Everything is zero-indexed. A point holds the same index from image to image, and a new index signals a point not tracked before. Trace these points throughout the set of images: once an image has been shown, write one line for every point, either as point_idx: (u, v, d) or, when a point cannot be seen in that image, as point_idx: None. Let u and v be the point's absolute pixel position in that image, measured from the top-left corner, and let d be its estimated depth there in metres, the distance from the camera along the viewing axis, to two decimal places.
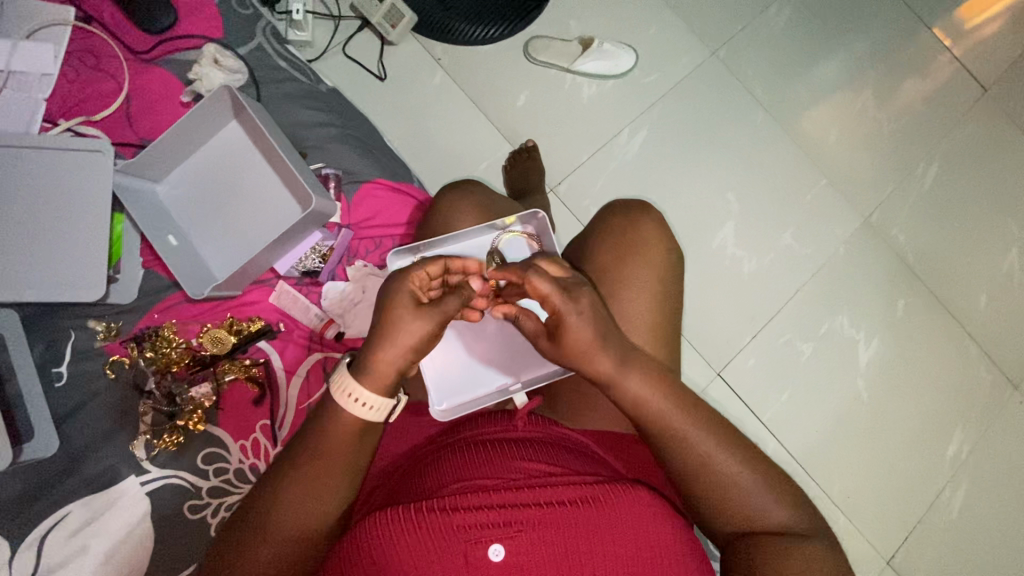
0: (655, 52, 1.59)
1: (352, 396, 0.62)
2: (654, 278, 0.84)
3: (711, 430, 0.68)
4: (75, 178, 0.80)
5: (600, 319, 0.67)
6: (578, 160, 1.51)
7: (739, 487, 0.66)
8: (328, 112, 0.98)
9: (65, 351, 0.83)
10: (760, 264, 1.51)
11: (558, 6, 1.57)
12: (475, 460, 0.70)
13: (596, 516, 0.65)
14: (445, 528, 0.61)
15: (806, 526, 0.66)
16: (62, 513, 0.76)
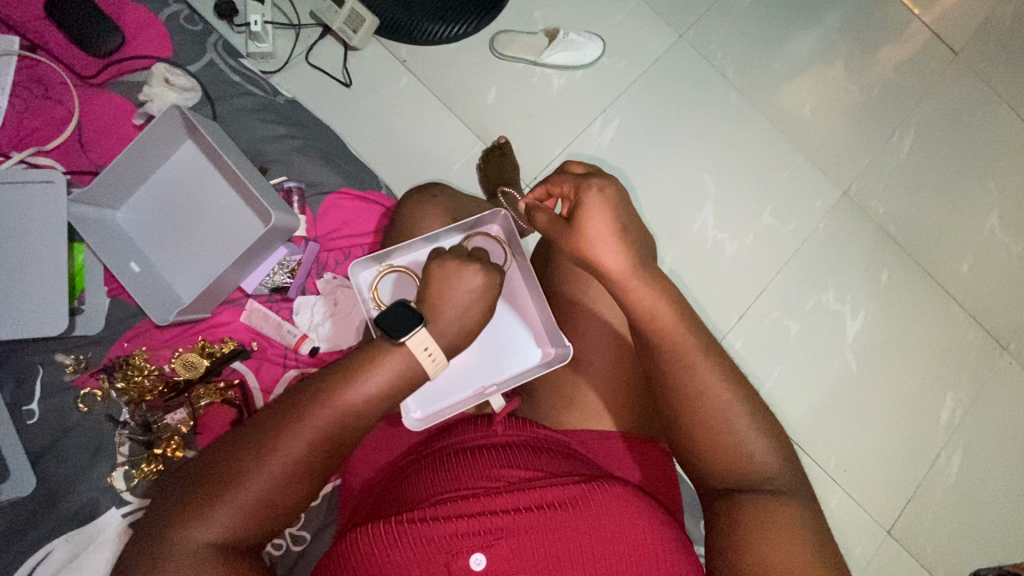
0: (623, 39, 1.57)
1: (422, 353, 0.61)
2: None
3: (705, 346, 0.68)
4: (29, 210, 0.78)
5: (622, 203, 0.70)
6: (553, 153, 1.50)
7: (729, 427, 0.65)
8: (288, 125, 0.96)
9: (35, 387, 0.81)
10: (742, 245, 1.51)
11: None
12: (454, 467, 0.70)
13: (574, 517, 0.64)
14: (424, 542, 0.61)
15: (785, 477, 0.65)
16: (47, 549, 0.75)
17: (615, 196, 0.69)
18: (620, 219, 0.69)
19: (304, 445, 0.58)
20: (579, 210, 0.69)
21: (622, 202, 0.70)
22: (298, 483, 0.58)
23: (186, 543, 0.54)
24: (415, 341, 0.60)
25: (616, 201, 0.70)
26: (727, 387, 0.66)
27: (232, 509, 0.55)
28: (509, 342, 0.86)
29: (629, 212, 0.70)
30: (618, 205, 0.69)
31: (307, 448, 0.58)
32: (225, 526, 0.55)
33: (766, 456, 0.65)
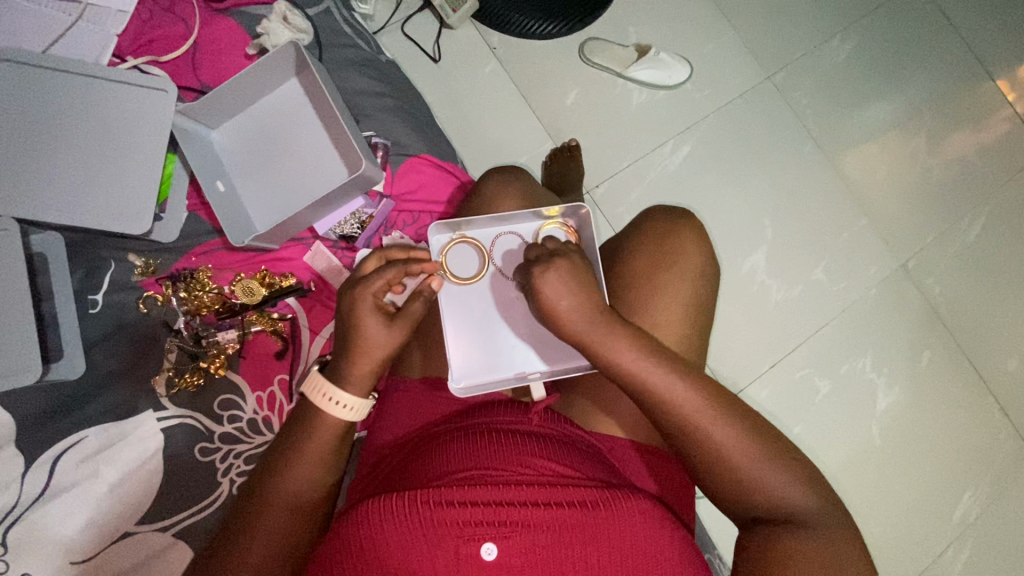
0: (711, 71, 1.57)
1: (329, 398, 0.67)
2: (691, 287, 0.81)
3: (694, 389, 0.64)
4: (139, 114, 0.82)
5: (580, 276, 0.66)
6: (619, 166, 1.50)
7: (753, 471, 0.62)
8: (384, 84, 0.99)
9: (104, 280, 0.85)
10: (789, 296, 1.49)
11: (619, 11, 1.57)
12: (478, 449, 0.69)
13: (592, 522, 0.64)
14: (439, 522, 0.62)
15: (813, 505, 0.62)
16: (79, 437, 0.77)
17: (565, 267, 0.65)
18: (578, 294, 0.65)
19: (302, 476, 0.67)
20: (537, 291, 0.65)
21: (578, 272, 0.66)
22: (303, 511, 0.67)
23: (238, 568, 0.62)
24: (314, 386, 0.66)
25: (573, 271, 0.66)
26: (733, 441, 0.63)
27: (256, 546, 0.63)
28: (559, 338, 0.85)
29: (585, 291, 0.65)
30: (576, 280, 0.65)
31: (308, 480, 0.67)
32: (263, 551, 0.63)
33: (789, 486, 0.62)
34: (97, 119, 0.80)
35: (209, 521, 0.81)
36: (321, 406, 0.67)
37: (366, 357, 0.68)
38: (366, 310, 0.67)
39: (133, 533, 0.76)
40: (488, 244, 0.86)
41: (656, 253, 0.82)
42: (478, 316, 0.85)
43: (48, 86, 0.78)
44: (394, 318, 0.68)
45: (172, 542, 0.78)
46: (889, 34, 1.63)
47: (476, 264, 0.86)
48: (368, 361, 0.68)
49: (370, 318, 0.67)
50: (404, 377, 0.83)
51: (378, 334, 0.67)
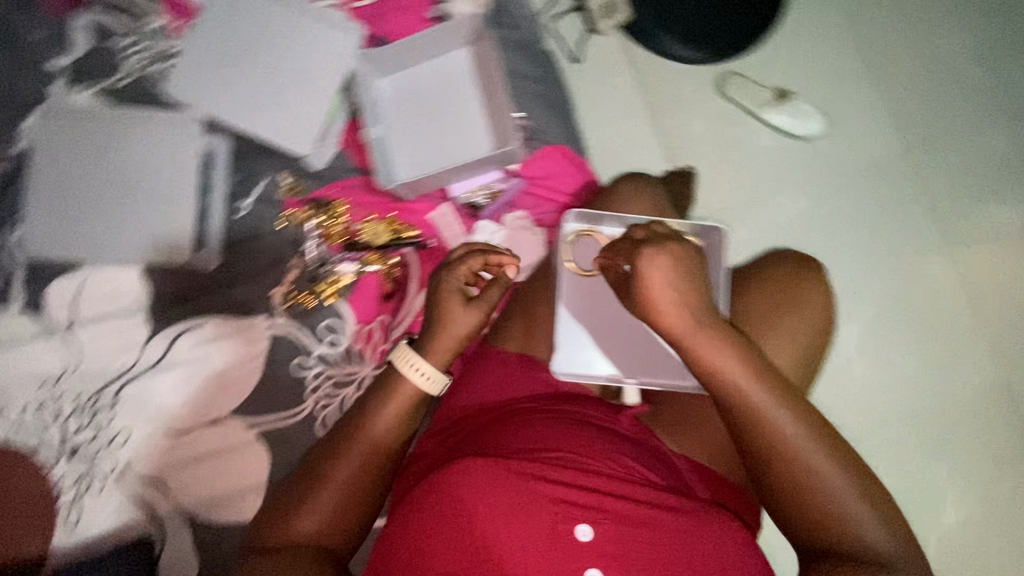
0: (846, 132, 1.51)
1: (414, 366, 0.74)
2: (808, 330, 0.80)
3: (781, 400, 0.63)
4: (324, 50, 0.92)
5: (688, 269, 0.63)
6: (727, 205, 1.47)
7: (838, 501, 0.61)
8: (538, 71, 1.00)
9: (255, 189, 0.91)
10: (871, 377, 1.40)
11: (766, 56, 1.55)
12: (569, 433, 0.72)
13: (683, 527, 0.67)
14: (538, 494, 0.67)
15: (892, 543, 0.61)
16: (197, 323, 0.88)
17: (673, 253, 0.63)
18: (682, 287, 0.63)
19: (361, 462, 0.72)
20: (641, 275, 0.62)
21: (688, 264, 0.63)
22: (359, 496, 0.72)
23: (295, 531, 0.69)
24: (401, 355, 0.75)
25: (684, 260, 0.63)
26: (821, 462, 0.62)
27: (314, 517, 0.69)
28: (657, 352, 0.84)
29: (690, 284, 0.63)
30: (683, 273, 0.63)
31: (365, 468, 0.72)
32: (315, 522, 0.69)
33: (870, 521, 0.61)
34: (294, 46, 0.92)
35: (287, 430, 0.87)
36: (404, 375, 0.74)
37: (448, 334, 0.76)
38: (449, 290, 0.76)
39: (223, 422, 0.87)
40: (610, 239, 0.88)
41: (778, 290, 0.81)
42: (587, 311, 0.86)
43: (265, 19, 0.93)
44: (471, 299, 0.77)
45: (253, 440, 0.87)
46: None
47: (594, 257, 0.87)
48: (451, 340, 0.76)
49: (449, 295, 0.76)
50: (500, 348, 0.85)
51: (460, 314, 0.76)
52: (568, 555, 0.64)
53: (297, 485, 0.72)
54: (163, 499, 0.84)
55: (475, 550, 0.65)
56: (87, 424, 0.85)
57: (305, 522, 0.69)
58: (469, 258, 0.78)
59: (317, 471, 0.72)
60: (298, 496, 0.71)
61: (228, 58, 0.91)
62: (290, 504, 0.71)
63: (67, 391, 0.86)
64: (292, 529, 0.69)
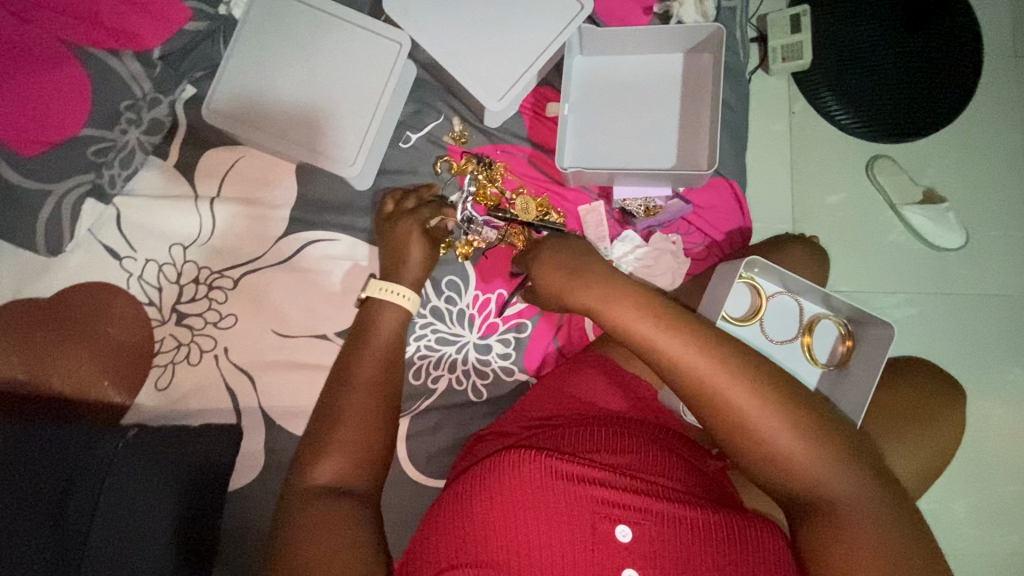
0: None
1: (387, 289, 0.74)
2: (946, 449, 0.77)
3: (713, 356, 0.57)
4: (549, 13, 0.85)
5: (574, 252, 0.68)
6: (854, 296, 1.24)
7: (794, 453, 0.55)
8: (737, 99, 0.94)
9: (425, 125, 0.92)
10: (978, 552, 1.13)
11: (955, 146, 1.27)
12: (607, 435, 0.74)
13: (728, 542, 0.64)
14: (574, 493, 0.67)
15: (858, 482, 0.54)
16: (334, 237, 0.88)
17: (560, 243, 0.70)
18: (573, 268, 0.66)
19: (369, 390, 0.66)
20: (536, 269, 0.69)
21: (566, 250, 0.69)
22: (376, 424, 0.64)
23: (319, 471, 0.61)
24: (373, 284, 0.75)
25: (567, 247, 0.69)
26: (761, 405, 0.55)
27: (336, 457, 0.61)
28: None
29: (580, 264, 0.66)
30: (571, 256, 0.68)
31: (374, 394, 0.66)
32: (339, 460, 0.61)
33: (828, 465, 0.55)
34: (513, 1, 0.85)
35: None
36: (382, 302, 0.73)
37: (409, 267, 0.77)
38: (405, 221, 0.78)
39: (327, 339, 0.86)
40: (768, 295, 0.85)
41: (923, 401, 0.78)
42: None
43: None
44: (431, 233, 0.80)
45: None
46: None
47: (746, 307, 0.86)
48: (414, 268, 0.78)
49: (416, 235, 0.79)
50: (602, 356, 0.88)
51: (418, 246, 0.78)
52: (607, 553, 0.65)
53: (309, 432, 0.64)
54: (247, 392, 0.85)
55: (509, 532, 0.66)
56: (201, 297, 0.85)
57: (327, 462, 0.61)
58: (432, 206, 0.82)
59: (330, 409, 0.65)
60: (312, 439, 0.63)
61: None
62: (305, 452, 0.62)
63: (191, 261, 0.86)
64: (316, 476, 0.60)
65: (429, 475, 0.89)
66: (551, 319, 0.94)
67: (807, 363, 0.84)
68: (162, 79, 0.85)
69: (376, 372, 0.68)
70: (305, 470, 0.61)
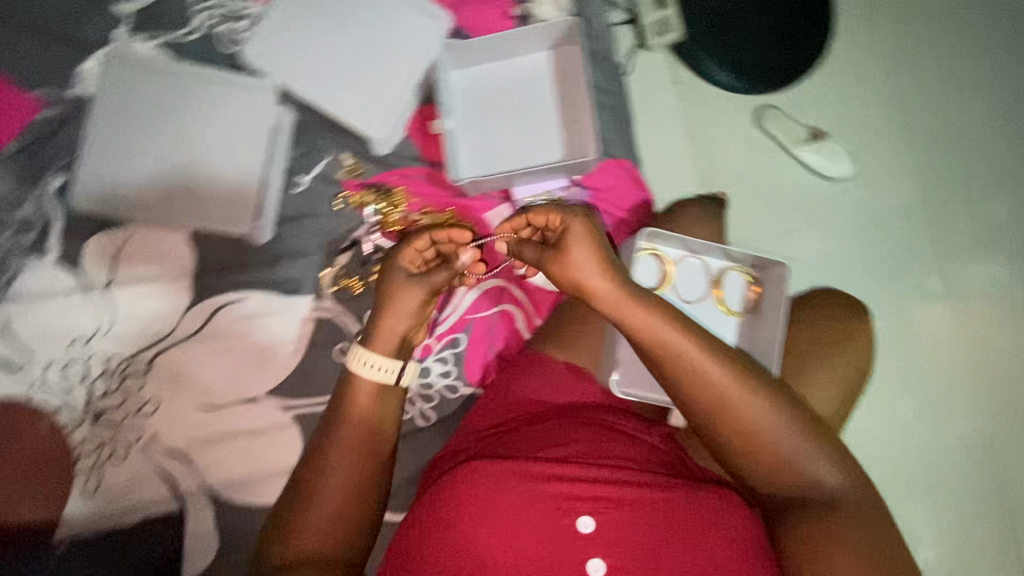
0: (910, 171, 1.33)
1: (366, 361, 0.71)
2: (854, 375, 0.82)
3: (731, 371, 0.66)
4: (410, 39, 0.91)
5: (602, 243, 0.70)
6: (762, 234, 1.32)
7: (789, 451, 0.65)
8: (612, 82, 0.99)
9: (314, 165, 0.89)
10: (919, 441, 1.21)
11: (822, 85, 1.37)
12: (563, 427, 0.75)
13: (681, 512, 0.67)
14: (539, 492, 0.68)
15: (842, 480, 0.65)
16: (243, 297, 0.86)
17: (586, 233, 0.69)
18: (597, 253, 0.68)
19: (349, 463, 0.69)
20: (565, 244, 0.69)
21: (595, 236, 0.70)
22: (356, 493, 0.69)
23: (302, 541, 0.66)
24: (354, 356, 0.72)
25: (588, 232, 0.70)
26: (768, 411, 0.65)
27: (314, 530, 0.66)
28: None
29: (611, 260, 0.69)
30: (596, 241, 0.69)
31: (352, 471, 0.69)
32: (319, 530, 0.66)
33: (819, 463, 0.65)
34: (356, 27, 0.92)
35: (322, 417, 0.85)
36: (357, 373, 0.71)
37: (396, 321, 0.73)
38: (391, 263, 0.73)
39: (257, 402, 0.84)
40: (673, 260, 0.88)
41: (829, 328, 0.83)
42: None
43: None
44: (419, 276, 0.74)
45: (287, 424, 0.84)
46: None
47: (655, 276, 0.88)
48: (396, 323, 0.73)
49: (403, 284, 0.72)
50: (540, 352, 0.86)
51: (405, 294, 0.73)
52: (572, 546, 0.66)
53: (292, 494, 0.69)
54: (185, 474, 0.81)
55: (475, 545, 0.67)
56: (115, 389, 0.81)
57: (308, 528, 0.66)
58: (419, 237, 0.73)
59: (311, 479, 0.68)
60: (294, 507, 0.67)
61: (287, 33, 0.89)
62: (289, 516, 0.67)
63: (97, 354, 0.82)
64: (291, 549, 0.65)
65: (395, 510, 0.89)
66: (484, 326, 0.95)
67: (722, 315, 0.88)
68: (22, 176, 0.83)
69: (359, 442, 0.70)
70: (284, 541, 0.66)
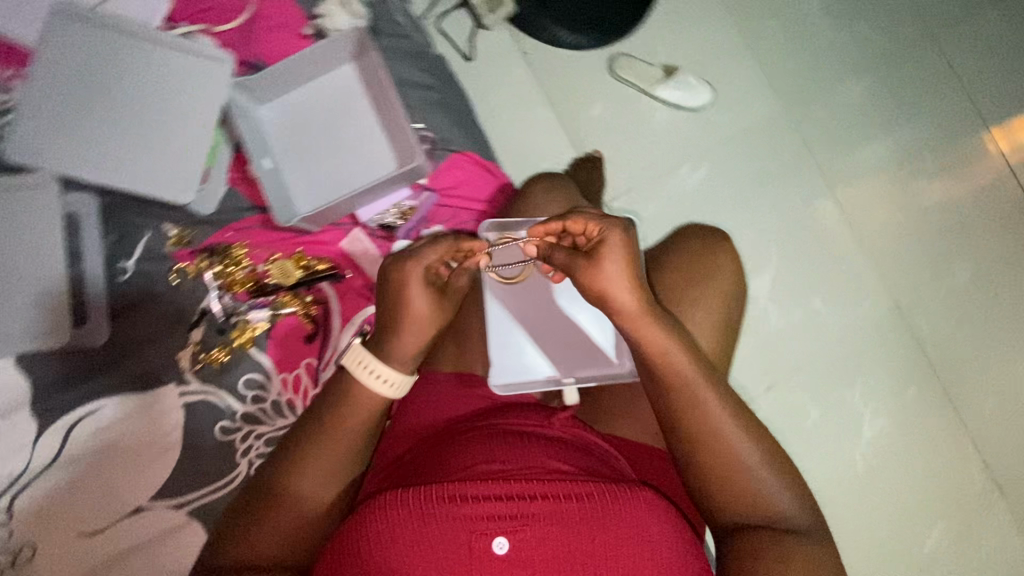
0: (750, 81, 1.40)
1: (368, 369, 0.68)
2: (723, 307, 0.83)
3: (729, 406, 0.66)
4: (190, 83, 0.82)
5: (637, 257, 0.68)
6: (637, 178, 1.34)
7: (749, 476, 0.64)
8: (431, 75, 0.97)
9: (136, 247, 0.82)
10: (809, 322, 1.32)
11: (655, 25, 1.41)
12: (490, 444, 0.70)
13: (600, 516, 0.63)
14: (450, 516, 0.61)
15: (799, 516, 0.64)
16: (96, 406, 0.78)
17: (623, 251, 0.66)
18: (635, 265, 0.67)
19: (320, 488, 0.67)
20: (600, 252, 0.66)
21: (634, 250, 0.68)
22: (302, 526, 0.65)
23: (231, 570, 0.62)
24: (349, 357, 0.69)
25: (629, 246, 0.67)
26: (739, 433, 0.65)
27: (268, 546, 0.64)
28: (590, 343, 0.89)
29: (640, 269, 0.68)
30: (632, 255, 0.67)
31: (306, 500, 0.66)
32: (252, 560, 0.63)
33: (777, 493, 0.64)
34: (121, 77, 0.82)
35: (222, 502, 0.80)
36: (367, 384, 0.69)
37: (413, 329, 0.70)
38: (412, 269, 0.69)
39: (145, 510, 0.78)
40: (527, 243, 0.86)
41: (691, 263, 0.85)
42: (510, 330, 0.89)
43: (86, 51, 0.81)
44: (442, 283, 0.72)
45: (185, 521, 0.78)
46: (956, 59, 1.46)
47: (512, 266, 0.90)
48: (414, 334, 0.71)
49: (404, 294, 0.70)
50: (434, 371, 0.83)
51: (421, 301, 0.70)
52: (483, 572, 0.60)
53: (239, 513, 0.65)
54: None
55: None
56: None
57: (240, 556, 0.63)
58: (434, 244, 0.71)
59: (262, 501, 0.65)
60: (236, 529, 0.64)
61: (44, 96, 0.80)
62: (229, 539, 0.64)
63: None
64: (240, 560, 0.63)
65: None
66: None
67: None
68: None
69: (339, 470, 0.68)
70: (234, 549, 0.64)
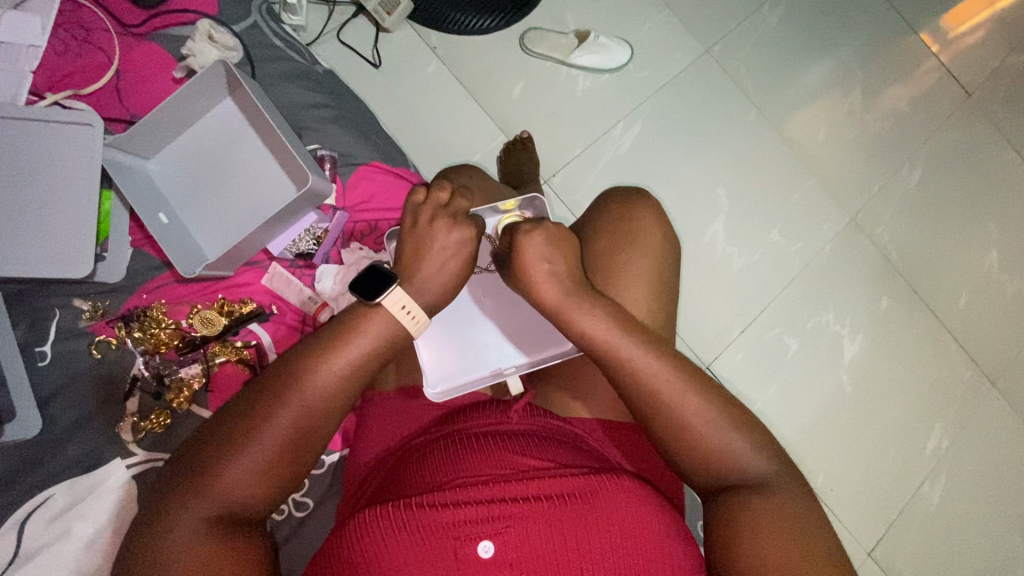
0: (663, 28, 1.36)
1: (405, 310, 0.59)
2: (650, 266, 0.82)
3: (685, 377, 0.62)
4: (64, 151, 0.78)
5: (556, 249, 0.67)
6: (572, 148, 1.28)
7: (716, 439, 0.60)
8: (322, 93, 0.97)
9: (49, 330, 0.81)
10: (770, 255, 1.29)
11: None
12: (464, 449, 0.66)
13: (583, 510, 0.60)
14: (430, 524, 0.57)
15: (772, 468, 0.60)
16: (45, 496, 0.74)
17: (544, 247, 0.66)
18: (555, 259, 0.66)
19: (303, 419, 0.55)
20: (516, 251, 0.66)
21: (556, 247, 0.66)
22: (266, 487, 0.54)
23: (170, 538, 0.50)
24: (391, 301, 0.59)
25: (552, 242, 0.66)
26: (699, 400, 0.61)
27: (240, 481, 0.52)
28: (530, 330, 0.88)
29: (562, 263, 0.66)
30: (553, 249, 0.66)
31: (273, 458, 0.54)
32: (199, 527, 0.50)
33: (746, 451, 0.60)
34: None
35: None
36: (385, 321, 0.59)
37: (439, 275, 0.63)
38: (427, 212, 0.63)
39: None
40: None
41: (615, 228, 0.83)
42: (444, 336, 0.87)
43: None
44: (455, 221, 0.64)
45: None
46: None
47: None
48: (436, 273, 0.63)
49: (432, 255, 0.63)
50: (380, 392, 0.80)
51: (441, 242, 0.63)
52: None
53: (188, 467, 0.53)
54: None
55: None
56: None
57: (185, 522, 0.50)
58: (462, 222, 0.64)
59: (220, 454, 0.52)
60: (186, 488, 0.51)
61: None
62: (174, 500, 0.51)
63: None
64: (194, 504, 0.51)
65: None
66: None
67: None
68: None
69: (325, 402, 0.56)
70: (202, 495, 0.51)
